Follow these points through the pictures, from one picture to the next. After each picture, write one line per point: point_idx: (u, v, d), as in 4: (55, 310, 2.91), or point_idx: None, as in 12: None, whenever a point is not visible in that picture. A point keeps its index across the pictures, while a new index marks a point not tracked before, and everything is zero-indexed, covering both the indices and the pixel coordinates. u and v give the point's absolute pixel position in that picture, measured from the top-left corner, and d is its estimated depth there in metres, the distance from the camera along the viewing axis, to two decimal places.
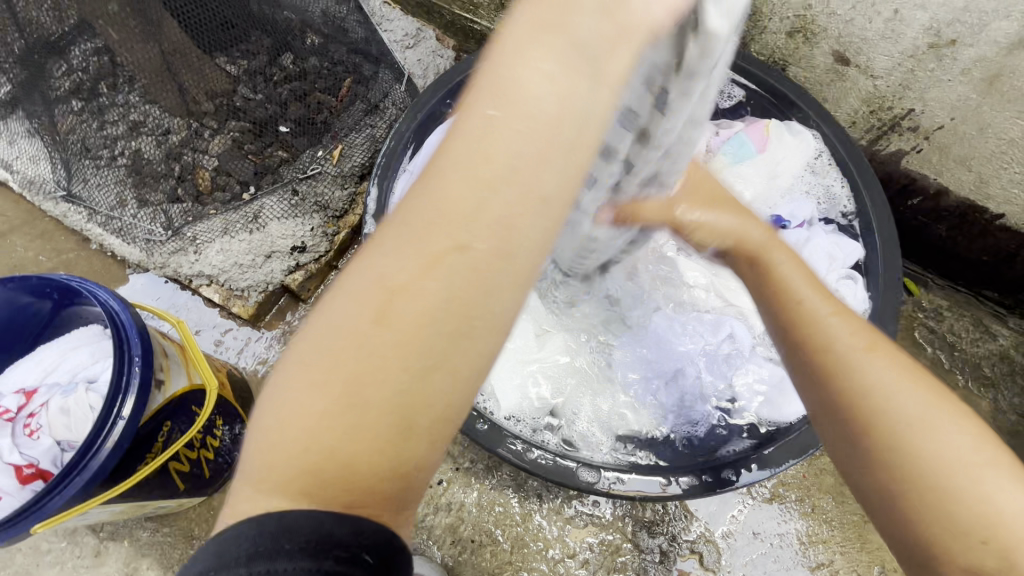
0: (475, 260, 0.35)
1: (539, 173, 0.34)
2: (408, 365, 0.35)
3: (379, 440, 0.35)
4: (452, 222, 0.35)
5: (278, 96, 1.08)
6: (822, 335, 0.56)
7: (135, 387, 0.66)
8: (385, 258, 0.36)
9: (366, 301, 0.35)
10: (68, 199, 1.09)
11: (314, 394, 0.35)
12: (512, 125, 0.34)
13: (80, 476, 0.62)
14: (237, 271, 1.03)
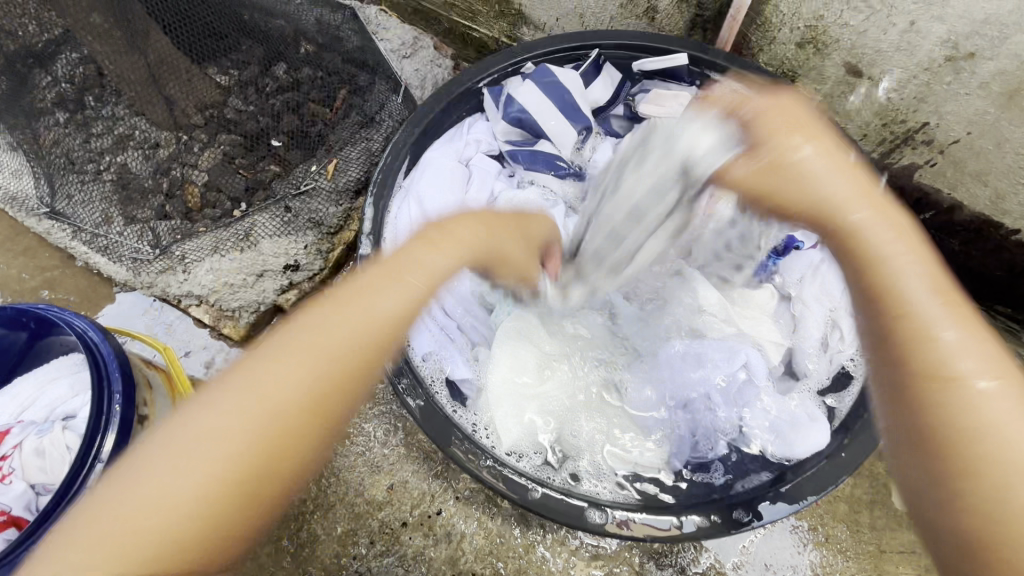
0: (323, 381, 0.48)
1: (375, 323, 0.51)
2: (262, 462, 0.45)
3: (218, 520, 0.44)
4: (334, 346, 0.48)
5: (270, 107, 1.05)
6: (936, 356, 0.45)
7: (115, 425, 0.62)
8: (259, 374, 0.47)
9: (255, 396, 0.46)
10: (52, 216, 1.04)
11: (184, 467, 0.44)
12: (363, 288, 0.50)
13: None
14: (228, 291, 0.99)
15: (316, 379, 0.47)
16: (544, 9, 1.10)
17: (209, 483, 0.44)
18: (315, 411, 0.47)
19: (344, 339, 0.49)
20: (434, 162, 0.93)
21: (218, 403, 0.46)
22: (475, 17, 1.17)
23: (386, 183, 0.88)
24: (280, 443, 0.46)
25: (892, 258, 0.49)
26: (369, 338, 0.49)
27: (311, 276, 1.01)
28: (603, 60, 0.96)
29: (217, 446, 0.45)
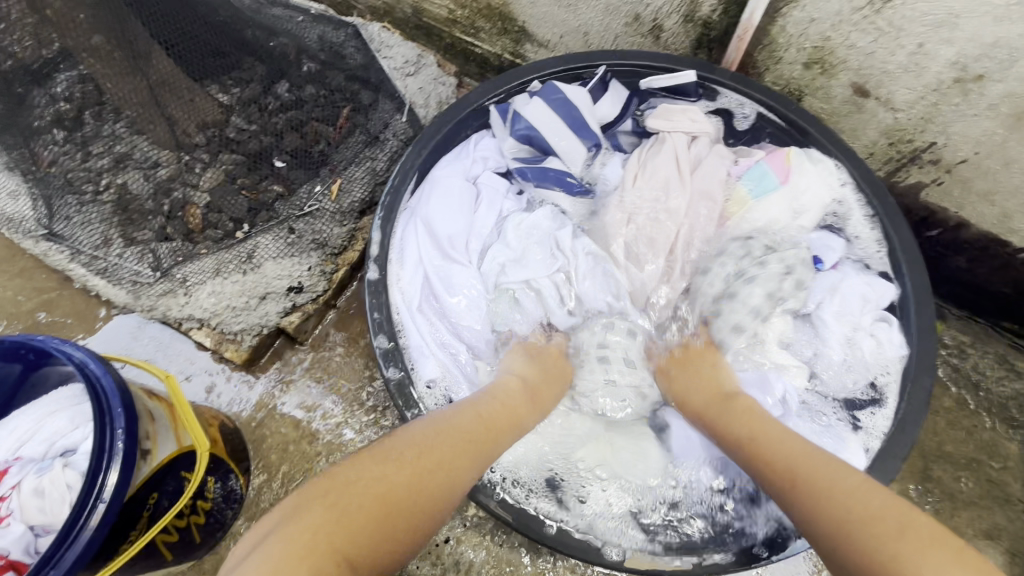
0: (435, 467, 0.59)
1: (470, 435, 0.64)
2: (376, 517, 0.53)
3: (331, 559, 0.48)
4: (474, 440, 0.64)
5: (273, 126, 1.04)
6: (804, 469, 0.60)
7: (118, 461, 0.60)
8: (394, 448, 0.59)
9: (430, 451, 0.60)
10: (50, 238, 1.03)
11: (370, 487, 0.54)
12: (463, 410, 0.68)
13: (55, 568, 0.56)
14: (231, 314, 0.97)
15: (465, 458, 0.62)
16: (548, 27, 1.10)
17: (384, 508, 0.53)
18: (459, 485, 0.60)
19: (480, 438, 0.65)
20: (443, 182, 0.92)
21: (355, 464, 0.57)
22: (478, 34, 1.17)
23: (394, 205, 0.87)
24: (432, 497, 0.57)
25: (767, 421, 0.69)
26: (493, 439, 0.67)
27: (315, 297, 1.00)
28: (611, 75, 0.95)
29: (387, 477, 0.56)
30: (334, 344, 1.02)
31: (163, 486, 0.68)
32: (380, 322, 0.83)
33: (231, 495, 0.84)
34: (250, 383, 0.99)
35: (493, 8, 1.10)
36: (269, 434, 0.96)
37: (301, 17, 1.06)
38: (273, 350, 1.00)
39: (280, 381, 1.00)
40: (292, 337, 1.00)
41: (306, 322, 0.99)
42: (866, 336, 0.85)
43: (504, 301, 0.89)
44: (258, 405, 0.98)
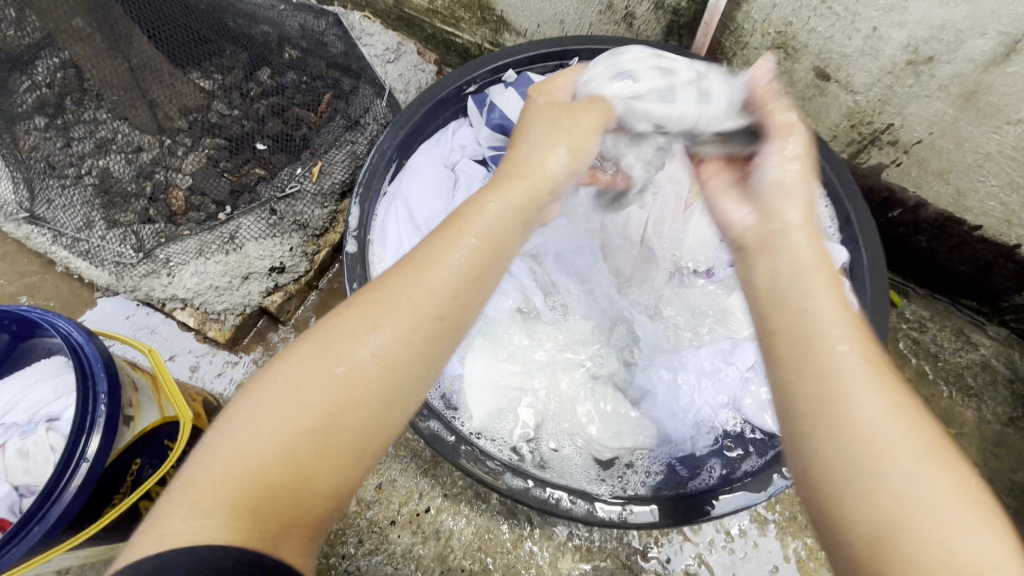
0: (378, 361, 0.47)
1: (427, 301, 0.49)
2: (313, 427, 0.46)
3: (286, 472, 0.45)
4: (411, 320, 0.48)
5: (255, 112, 1.05)
6: (841, 343, 0.44)
7: (100, 425, 0.62)
8: (333, 344, 0.48)
9: (330, 370, 0.46)
10: (31, 221, 1.03)
11: (262, 423, 0.45)
12: (417, 273, 0.50)
13: (40, 524, 0.58)
14: (213, 293, 0.99)
15: (390, 355, 0.48)
16: (526, 16, 1.13)
17: (293, 443, 0.45)
18: (384, 382, 0.48)
19: (413, 316, 0.48)
20: (418, 167, 0.95)
21: (289, 368, 0.47)
22: (458, 23, 1.20)
23: (372, 185, 0.88)
24: (387, 397, 0.48)
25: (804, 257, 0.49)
26: (435, 306, 0.49)
27: (296, 279, 1.02)
28: None
29: (281, 412, 0.46)
30: (316, 325, 1.04)
31: (146, 453, 0.70)
32: (359, 292, 0.82)
33: None
34: (233, 363, 1.01)
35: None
36: None
37: (282, 2, 1.02)
38: (256, 330, 1.03)
39: (262, 360, 1.02)
40: (275, 316, 1.02)
41: (288, 303, 1.02)
42: None
43: None
44: (242, 384, 1.00)
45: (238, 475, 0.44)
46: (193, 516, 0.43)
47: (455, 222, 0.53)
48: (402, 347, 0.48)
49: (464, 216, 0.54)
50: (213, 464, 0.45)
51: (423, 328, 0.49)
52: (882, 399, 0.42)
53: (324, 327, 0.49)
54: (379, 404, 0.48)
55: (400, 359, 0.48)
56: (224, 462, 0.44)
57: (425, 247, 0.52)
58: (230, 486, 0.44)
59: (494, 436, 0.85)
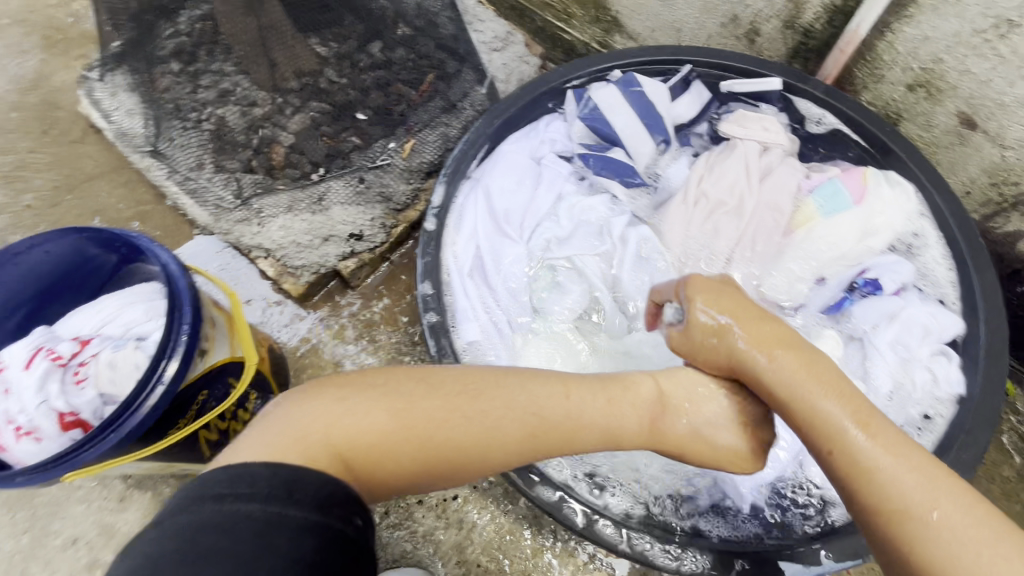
0: (532, 425, 0.59)
1: (573, 412, 0.61)
2: (448, 454, 0.56)
3: (411, 468, 0.55)
4: (545, 420, 0.59)
5: (361, 82, 1.12)
6: (876, 489, 0.53)
7: (176, 355, 0.66)
8: (485, 402, 0.58)
9: (464, 422, 0.56)
10: (153, 155, 1.11)
11: (392, 427, 0.54)
12: (563, 400, 0.61)
13: (115, 433, 0.63)
14: (295, 249, 1.03)
15: (507, 436, 0.58)
16: (639, 19, 1.12)
17: (414, 457, 0.55)
18: (497, 450, 0.58)
19: (532, 417, 0.59)
20: (506, 156, 0.87)
21: (449, 400, 0.57)
22: (570, 20, 1.21)
23: (458, 171, 0.84)
24: (511, 458, 0.59)
25: (841, 432, 0.56)
26: (561, 442, 0.60)
27: (371, 248, 1.05)
28: (694, 75, 0.91)
29: (408, 425, 0.55)
30: (382, 296, 1.07)
31: (211, 387, 0.75)
32: (427, 264, 0.79)
33: None
34: (301, 316, 1.06)
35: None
36: (312, 365, 1.03)
37: None
38: (326, 290, 1.07)
39: (326, 319, 1.06)
40: (346, 282, 1.06)
41: (359, 270, 1.05)
42: (920, 368, 0.79)
43: (544, 279, 0.84)
44: (306, 338, 1.04)
45: (368, 459, 0.53)
46: (323, 444, 0.51)
47: (613, 416, 0.62)
48: (520, 436, 0.58)
49: (620, 388, 0.64)
50: (347, 423, 0.53)
51: (532, 432, 0.59)
52: (948, 509, 0.51)
53: (466, 378, 0.59)
54: (484, 460, 0.58)
55: (516, 437, 0.58)
56: (354, 437, 0.52)
57: (596, 411, 0.61)
58: (350, 464, 0.51)
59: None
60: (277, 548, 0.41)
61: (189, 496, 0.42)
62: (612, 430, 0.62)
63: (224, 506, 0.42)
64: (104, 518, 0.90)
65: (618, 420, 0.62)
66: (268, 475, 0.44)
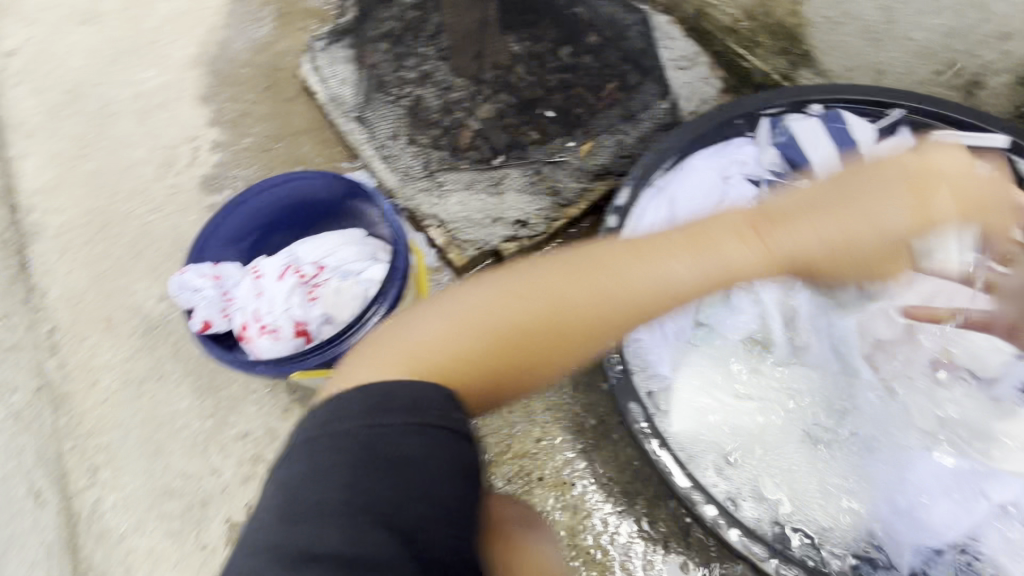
0: (615, 280, 0.55)
1: (672, 263, 0.54)
2: (531, 352, 0.56)
3: (499, 364, 0.56)
4: (636, 280, 0.54)
5: (547, 82, 1.18)
6: None
7: (391, 298, 0.77)
8: (550, 291, 0.56)
9: (529, 324, 0.56)
10: (358, 120, 1.28)
11: (452, 329, 0.56)
12: (652, 252, 0.55)
13: (332, 349, 0.75)
14: (467, 224, 1.13)
15: (602, 314, 0.55)
16: (838, 57, 1.10)
17: (490, 362, 0.56)
18: (579, 335, 0.56)
19: (615, 288, 0.55)
20: (696, 170, 0.91)
21: (503, 299, 0.56)
22: (754, 48, 1.20)
23: (646, 177, 0.88)
24: (615, 318, 0.56)
25: None
26: (654, 294, 0.54)
27: (532, 236, 1.12)
28: (904, 121, 0.89)
29: (473, 326, 0.56)
30: None
31: None
32: None
33: None
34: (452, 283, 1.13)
35: (783, 26, 1.12)
36: None
37: None
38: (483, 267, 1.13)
39: None
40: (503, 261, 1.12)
41: (519, 252, 1.12)
42: None
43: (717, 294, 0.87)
44: None
45: (453, 362, 0.55)
46: (406, 363, 0.54)
47: (728, 253, 0.53)
48: (597, 321, 0.56)
49: (701, 230, 0.55)
50: (417, 341, 0.56)
51: (635, 311, 0.55)
52: None
53: (523, 279, 0.57)
54: (589, 340, 0.56)
55: (593, 329, 0.56)
56: (426, 345, 0.56)
57: (650, 272, 0.54)
58: (419, 371, 0.54)
59: (693, 454, 0.81)
60: (407, 447, 0.48)
61: (297, 446, 0.50)
62: (755, 265, 0.53)
63: (325, 433, 0.49)
64: (270, 424, 1.04)
65: (690, 272, 0.54)
66: (354, 410, 0.50)
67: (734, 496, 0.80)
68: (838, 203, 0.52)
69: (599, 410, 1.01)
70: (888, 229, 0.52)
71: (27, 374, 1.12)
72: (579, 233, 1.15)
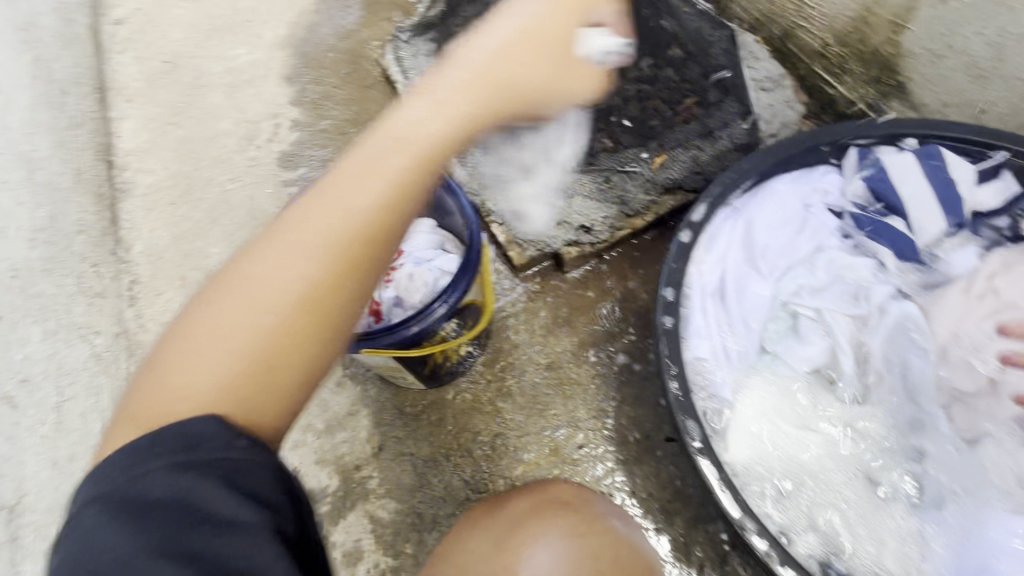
0: (387, 152, 0.57)
1: (419, 130, 0.58)
2: (268, 323, 0.53)
3: (290, 350, 0.54)
4: (420, 143, 0.57)
5: (625, 91, 1.17)
6: None
7: (462, 288, 0.81)
8: (269, 261, 0.54)
9: (199, 350, 0.53)
10: None
11: (206, 343, 0.53)
12: (421, 128, 0.58)
13: (405, 331, 0.79)
14: (530, 224, 1.13)
15: (353, 223, 0.55)
16: (934, 91, 1.06)
17: (229, 388, 0.52)
18: (264, 352, 0.53)
19: (384, 170, 0.56)
20: (773, 194, 0.89)
21: (231, 297, 0.54)
22: (842, 75, 1.17)
23: (723, 197, 0.86)
24: (376, 220, 0.56)
25: None
26: (425, 153, 0.58)
27: (594, 242, 1.12)
28: (1009, 166, 0.84)
29: (192, 337, 0.54)
30: (587, 289, 1.13)
31: (461, 318, 0.88)
32: (673, 270, 0.83)
33: (472, 353, 1.05)
34: (509, 281, 1.15)
35: (877, 55, 1.09)
36: (508, 328, 1.10)
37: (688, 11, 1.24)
38: (541, 269, 1.15)
39: (535, 293, 1.13)
40: (562, 265, 1.13)
41: (581, 258, 1.13)
42: None
43: (783, 322, 0.86)
44: (511, 302, 1.13)
45: (229, 377, 0.52)
46: (192, 398, 0.51)
47: (447, 106, 0.58)
48: (256, 338, 0.53)
49: (431, 82, 0.60)
50: (182, 368, 0.52)
51: (403, 169, 0.57)
52: None
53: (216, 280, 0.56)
54: (334, 281, 0.55)
55: (258, 342, 0.53)
56: (200, 375, 0.52)
57: (275, 266, 0.54)
58: (164, 424, 0.50)
59: (748, 483, 0.78)
60: (194, 485, 0.45)
61: (69, 532, 0.45)
62: (468, 104, 0.59)
63: (95, 510, 0.45)
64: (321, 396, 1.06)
65: (307, 259, 0.54)
66: (120, 466, 0.47)
67: (788, 531, 0.76)
68: (516, 37, 0.60)
69: (645, 426, 1.01)
70: (375, 187, 0.56)
71: (108, 319, 1.17)
72: (638, 244, 1.17)
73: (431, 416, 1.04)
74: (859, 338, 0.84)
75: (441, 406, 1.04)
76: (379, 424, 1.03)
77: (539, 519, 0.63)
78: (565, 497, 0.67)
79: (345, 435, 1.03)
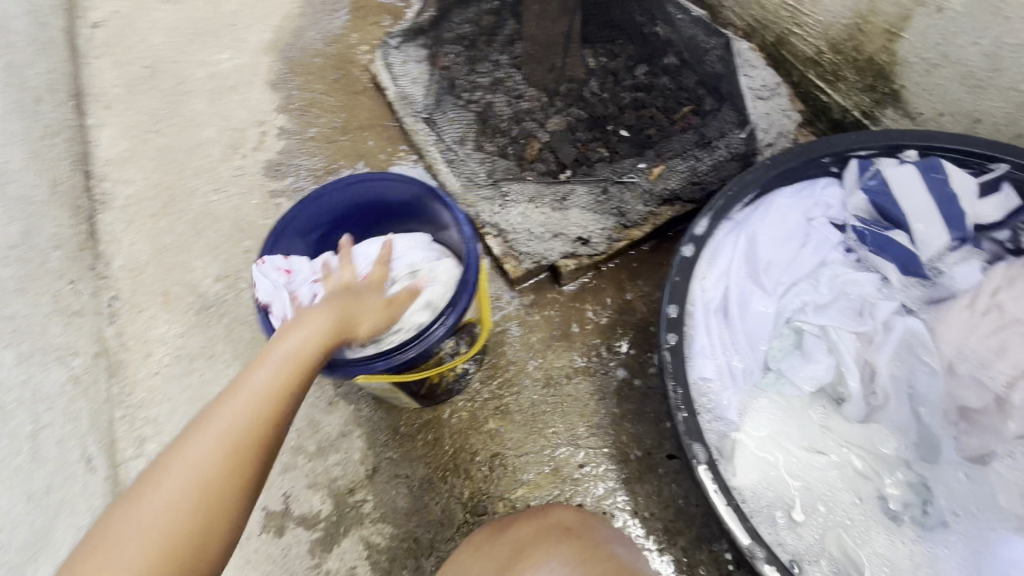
0: (281, 362, 0.60)
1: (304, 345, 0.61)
2: (186, 515, 0.52)
3: (212, 534, 0.53)
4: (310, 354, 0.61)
5: (619, 100, 1.16)
6: None
7: (459, 310, 0.78)
8: (182, 453, 0.54)
9: (112, 547, 0.50)
10: (426, 121, 1.27)
11: (118, 546, 0.50)
12: (302, 343, 0.61)
13: (399, 355, 0.76)
14: (526, 236, 1.11)
15: (264, 415, 0.57)
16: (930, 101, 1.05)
17: None
18: (188, 544, 0.52)
19: (285, 367, 0.60)
20: (775, 207, 0.88)
21: (146, 498, 0.52)
22: (836, 82, 1.16)
23: (725, 210, 0.85)
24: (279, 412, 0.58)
25: None
26: (312, 358, 0.61)
27: (592, 254, 1.10)
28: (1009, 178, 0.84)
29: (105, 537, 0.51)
30: (585, 301, 1.11)
31: (459, 337, 0.86)
32: (676, 287, 0.81)
33: (469, 370, 1.02)
34: (505, 295, 1.12)
35: (873, 63, 1.08)
36: (504, 343, 1.08)
37: (680, 15, 1.20)
38: (537, 281, 1.13)
39: (532, 306, 1.11)
40: (559, 277, 1.10)
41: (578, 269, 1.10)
42: None
43: (787, 340, 0.85)
44: (508, 315, 1.10)
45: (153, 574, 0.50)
46: None
47: (319, 327, 0.63)
48: (179, 534, 0.52)
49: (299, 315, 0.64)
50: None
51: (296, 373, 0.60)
52: None
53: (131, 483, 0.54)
54: (249, 459, 0.56)
55: (176, 536, 0.51)
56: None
57: (191, 455, 0.54)
58: None
59: (756, 510, 0.76)
60: None
61: None
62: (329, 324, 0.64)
63: None
64: (313, 416, 1.02)
65: (226, 443, 0.55)
66: None
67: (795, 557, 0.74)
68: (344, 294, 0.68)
69: (645, 443, 0.99)
70: (281, 378, 0.59)
71: (87, 338, 1.12)
72: (636, 255, 1.15)
73: (426, 436, 1.01)
74: (865, 356, 0.83)
75: (437, 425, 1.01)
76: (372, 446, 1.00)
77: (542, 544, 0.61)
78: (570, 522, 0.65)
79: (338, 457, 0.99)
